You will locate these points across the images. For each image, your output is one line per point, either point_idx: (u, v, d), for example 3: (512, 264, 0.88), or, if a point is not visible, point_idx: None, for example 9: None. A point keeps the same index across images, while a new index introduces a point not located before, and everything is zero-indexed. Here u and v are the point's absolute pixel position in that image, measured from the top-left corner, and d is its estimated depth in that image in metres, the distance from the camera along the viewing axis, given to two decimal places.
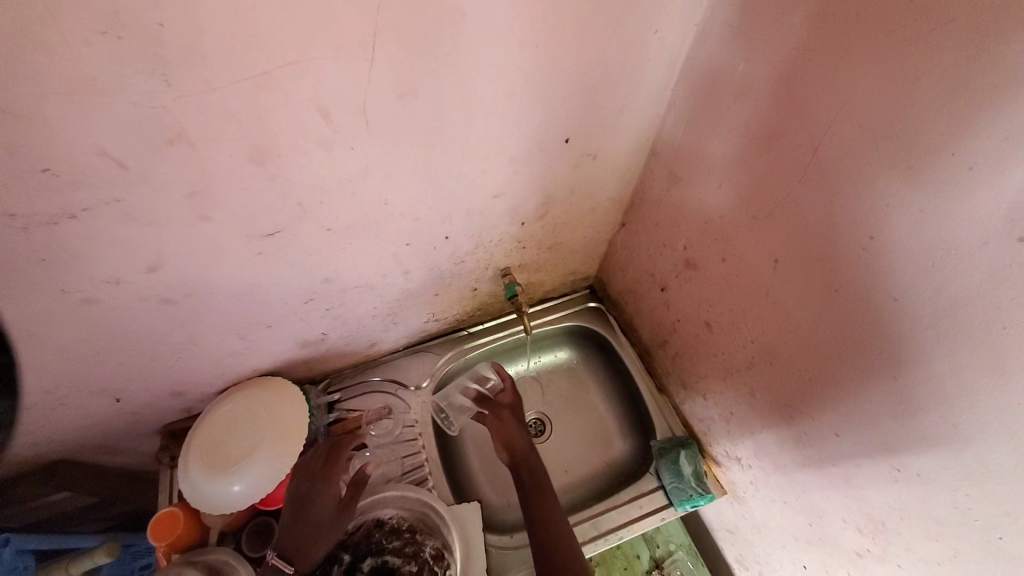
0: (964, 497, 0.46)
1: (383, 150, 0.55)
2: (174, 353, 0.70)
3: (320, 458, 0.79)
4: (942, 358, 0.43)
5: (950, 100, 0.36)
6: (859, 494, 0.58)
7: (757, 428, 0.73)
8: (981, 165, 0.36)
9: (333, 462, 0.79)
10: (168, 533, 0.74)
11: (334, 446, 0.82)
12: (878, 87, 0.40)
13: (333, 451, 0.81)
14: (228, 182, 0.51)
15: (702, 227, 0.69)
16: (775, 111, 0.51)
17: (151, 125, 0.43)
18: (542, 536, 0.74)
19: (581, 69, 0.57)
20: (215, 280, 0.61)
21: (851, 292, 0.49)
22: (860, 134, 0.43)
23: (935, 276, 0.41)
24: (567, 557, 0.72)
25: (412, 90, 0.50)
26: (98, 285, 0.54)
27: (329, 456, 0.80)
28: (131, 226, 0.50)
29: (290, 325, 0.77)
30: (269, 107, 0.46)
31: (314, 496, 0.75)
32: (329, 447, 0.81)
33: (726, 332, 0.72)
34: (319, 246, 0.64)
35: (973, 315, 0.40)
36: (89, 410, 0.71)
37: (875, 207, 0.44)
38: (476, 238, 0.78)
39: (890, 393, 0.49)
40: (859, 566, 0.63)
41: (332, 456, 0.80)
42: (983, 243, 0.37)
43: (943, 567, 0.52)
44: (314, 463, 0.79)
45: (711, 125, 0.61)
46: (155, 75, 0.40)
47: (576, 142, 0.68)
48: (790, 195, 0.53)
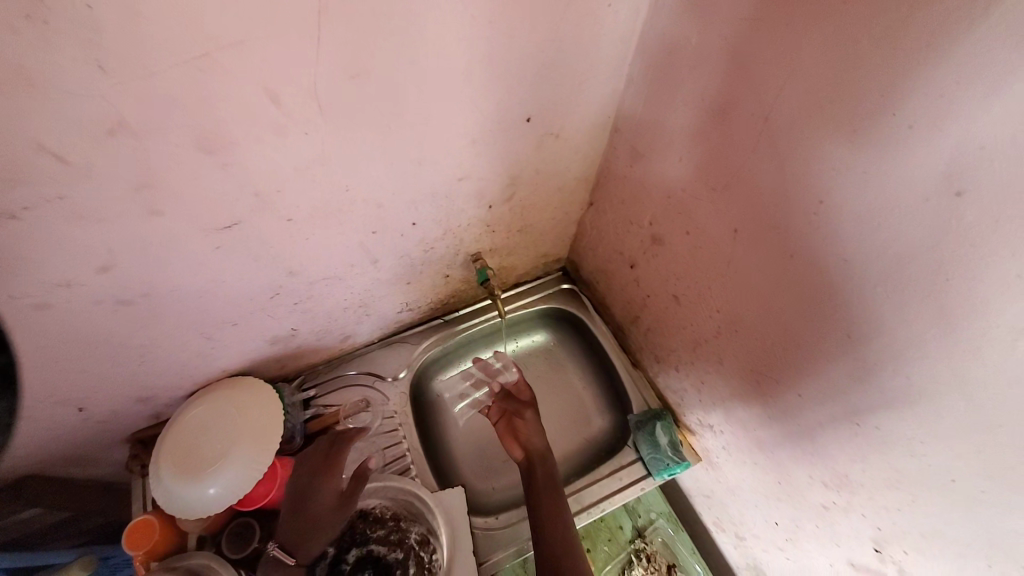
0: (919, 445, 0.49)
1: (340, 135, 0.54)
2: (137, 357, 0.67)
3: (322, 453, 0.80)
4: (891, 312, 0.45)
5: (889, 61, 0.37)
6: (824, 450, 0.61)
7: (727, 395, 0.76)
8: (919, 124, 0.37)
9: (335, 458, 0.80)
10: (145, 541, 0.72)
11: (336, 441, 0.83)
12: (822, 52, 0.41)
13: (335, 446, 0.82)
14: (180, 173, 0.49)
15: (665, 202, 0.71)
16: (728, 81, 0.52)
17: (90, 115, 0.41)
18: (550, 527, 0.74)
19: (538, 46, 0.57)
20: (175, 278, 0.59)
21: (805, 255, 0.51)
22: (808, 99, 0.44)
23: (880, 234, 0.43)
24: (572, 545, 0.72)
25: (365, 70, 0.49)
26: (48, 289, 0.52)
27: (331, 452, 0.81)
28: (79, 224, 0.48)
29: (258, 321, 0.75)
30: (215, 92, 0.44)
31: (313, 491, 0.76)
32: (331, 442, 0.82)
33: (693, 304, 0.74)
34: (282, 237, 0.63)
35: (917, 270, 0.42)
36: (51, 422, 0.68)
37: (824, 171, 0.46)
38: (444, 223, 0.78)
39: (846, 351, 0.51)
40: (826, 519, 0.67)
41: (333, 451, 0.81)
42: (924, 200, 0.39)
43: (902, 513, 0.54)
44: (315, 458, 0.80)
45: (669, 99, 0.62)
46: (90, 61, 0.38)
47: (538, 122, 0.68)
48: (744, 165, 0.54)
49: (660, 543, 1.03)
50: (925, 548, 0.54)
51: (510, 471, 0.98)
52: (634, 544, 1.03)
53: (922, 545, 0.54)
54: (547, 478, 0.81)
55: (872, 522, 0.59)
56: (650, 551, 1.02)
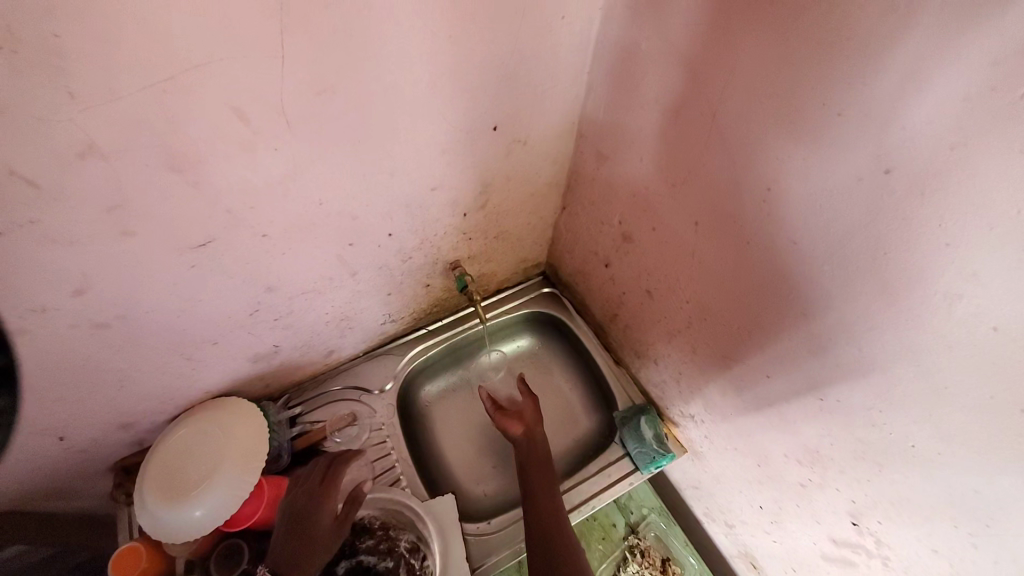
0: (878, 413, 0.51)
1: (309, 150, 0.56)
2: (116, 381, 0.67)
3: (318, 475, 0.78)
4: (840, 288, 0.48)
5: (817, 55, 0.40)
6: (796, 430, 0.63)
7: (704, 384, 0.78)
8: (848, 111, 0.40)
9: (331, 479, 0.77)
10: (131, 568, 0.71)
11: (334, 462, 0.80)
12: (759, 51, 0.44)
13: (332, 468, 0.79)
14: (151, 192, 0.50)
15: (631, 200, 0.73)
16: (678, 82, 0.55)
17: (58, 139, 0.42)
18: (552, 528, 0.74)
19: (498, 57, 0.60)
20: (152, 298, 0.60)
21: (761, 241, 0.54)
22: (749, 95, 0.47)
23: (825, 216, 0.46)
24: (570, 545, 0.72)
25: (331, 86, 0.51)
26: (22, 315, 0.52)
27: (328, 473, 0.78)
28: (52, 248, 0.49)
29: (238, 339, 0.75)
30: (182, 112, 0.46)
31: (310, 512, 0.73)
32: (328, 463, 0.80)
33: (665, 298, 0.76)
34: (258, 253, 0.64)
35: (860, 245, 0.44)
36: (29, 454, 0.68)
37: (768, 160, 0.49)
38: (420, 233, 0.79)
39: (804, 327, 0.54)
40: (805, 497, 0.68)
41: (330, 472, 0.78)
42: (858, 179, 0.42)
43: (872, 482, 0.56)
44: (311, 479, 0.77)
45: (627, 102, 0.65)
46: (57, 87, 0.39)
47: (504, 130, 0.70)
48: (699, 159, 0.57)
49: (652, 538, 1.05)
50: (895, 515, 0.56)
51: (500, 476, 0.98)
52: (628, 540, 1.04)
53: (893, 512, 0.56)
54: (548, 474, 0.82)
55: (847, 496, 0.61)
56: (644, 546, 1.03)
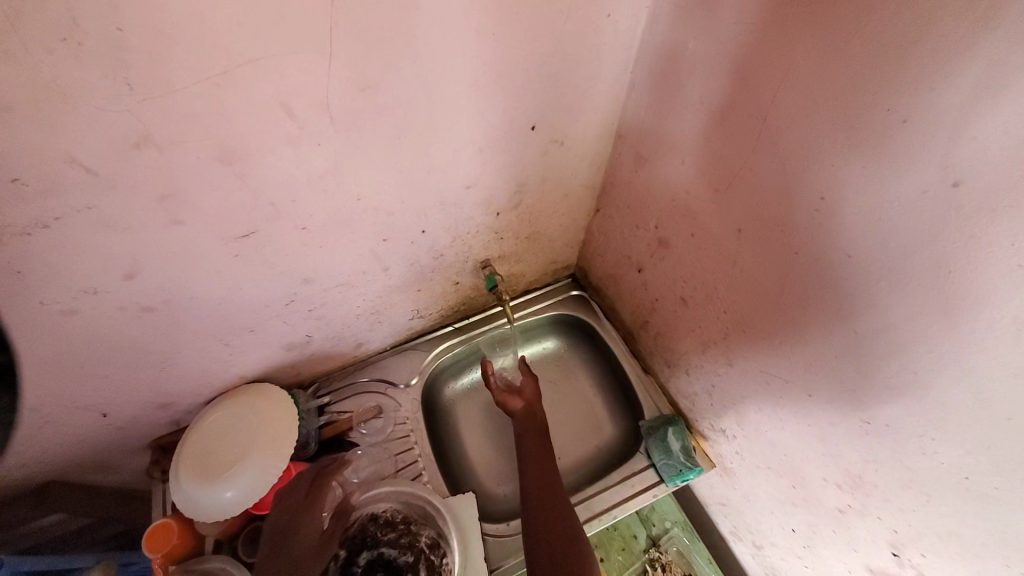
0: (929, 441, 0.48)
1: (351, 146, 0.57)
2: (157, 363, 0.70)
3: (304, 486, 0.77)
4: (894, 306, 0.45)
5: (882, 59, 0.38)
6: (836, 451, 0.60)
7: (738, 398, 0.75)
8: (914, 119, 0.38)
9: (316, 493, 0.77)
10: (164, 543, 0.74)
11: (320, 473, 0.80)
12: (818, 53, 0.42)
13: (318, 479, 0.79)
14: (200, 182, 0.51)
15: (670, 205, 0.71)
16: (727, 84, 0.53)
17: (117, 129, 0.44)
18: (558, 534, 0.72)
19: (540, 57, 0.59)
20: (195, 285, 0.62)
21: (810, 252, 0.52)
22: (804, 99, 0.45)
23: (882, 229, 0.44)
24: (585, 554, 0.71)
25: (375, 83, 0.52)
26: (76, 296, 0.55)
27: (314, 485, 0.77)
28: (105, 233, 0.51)
29: (274, 328, 0.77)
30: (232, 105, 0.47)
31: (295, 528, 0.72)
32: (312, 477, 0.79)
33: (701, 306, 0.74)
34: (296, 245, 0.65)
35: (922, 261, 0.42)
36: (76, 428, 0.71)
37: (822, 169, 0.46)
38: (454, 231, 0.79)
39: (852, 345, 0.51)
40: (842, 523, 0.65)
41: (313, 488, 0.77)
42: (923, 192, 0.39)
43: (918, 513, 0.53)
44: (297, 492, 0.76)
45: (670, 104, 0.63)
46: (117, 79, 0.41)
47: (543, 129, 0.69)
48: (745, 165, 0.55)
49: (675, 552, 1.02)
50: (942, 549, 0.53)
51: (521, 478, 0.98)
52: (649, 553, 1.02)
53: (939, 546, 0.53)
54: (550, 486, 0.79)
55: (889, 525, 0.58)
56: (665, 560, 1.01)
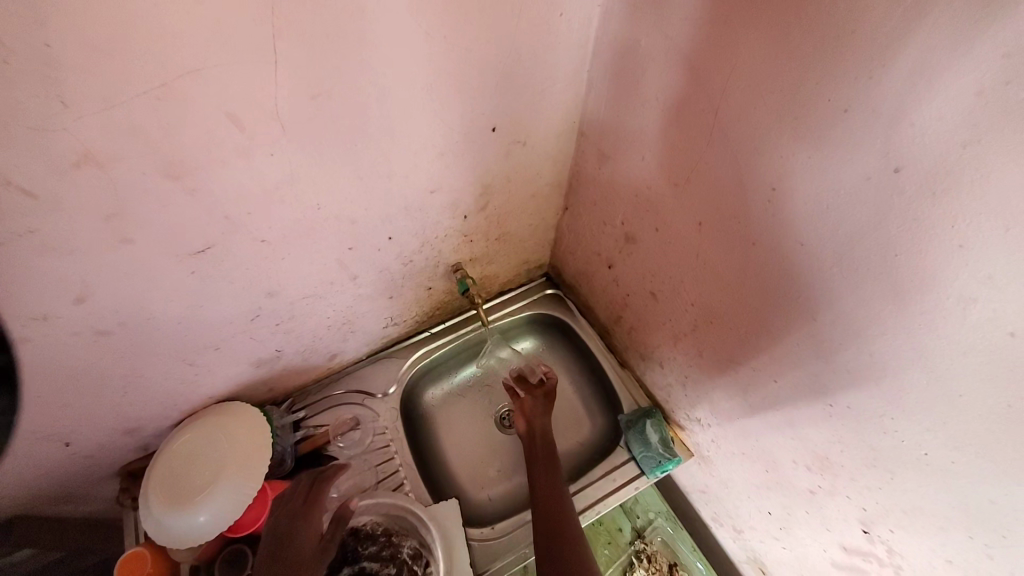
0: (889, 420, 0.49)
1: (306, 155, 0.56)
2: (119, 388, 0.68)
3: (302, 492, 0.75)
4: (848, 290, 0.46)
5: (821, 51, 0.39)
6: (804, 434, 0.62)
7: (710, 387, 0.76)
8: (855, 107, 0.39)
9: (316, 499, 0.74)
10: (137, 573, 0.72)
11: (318, 479, 0.77)
12: (760, 47, 0.43)
13: (317, 484, 0.76)
14: (149, 199, 0.50)
15: (634, 200, 0.72)
16: (680, 78, 0.54)
17: (54, 149, 0.42)
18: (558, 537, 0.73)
19: (495, 58, 0.59)
20: (152, 305, 0.60)
21: (767, 242, 0.52)
22: (751, 91, 0.46)
23: (831, 217, 0.45)
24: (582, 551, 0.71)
25: (327, 91, 0.51)
26: (25, 323, 0.53)
27: (312, 491, 0.75)
28: (51, 257, 0.49)
29: (241, 344, 0.75)
30: (175, 118, 0.45)
31: (294, 534, 0.69)
32: (312, 479, 0.77)
33: (670, 300, 0.75)
34: (257, 258, 0.64)
35: (869, 247, 0.43)
36: (35, 460, 0.68)
37: (773, 160, 0.47)
38: (421, 236, 0.79)
39: (813, 330, 0.52)
40: (814, 504, 0.67)
41: (313, 490, 0.75)
42: (867, 179, 0.41)
43: (884, 490, 0.55)
44: (295, 498, 0.74)
45: (627, 99, 0.63)
46: (50, 97, 0.39)
47: (503, 131, 0.69)
48: (701, 159, 0.56)
49: (659, 543, 1.03)
50: (908, 524, 0.54)
51: (503, 480, 0.98)
52: (634, 545, 1.03)
53: (905, 521, 0.54)
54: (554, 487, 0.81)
55: (857, 503, 0.60)
56: (650, 551, 1.02)
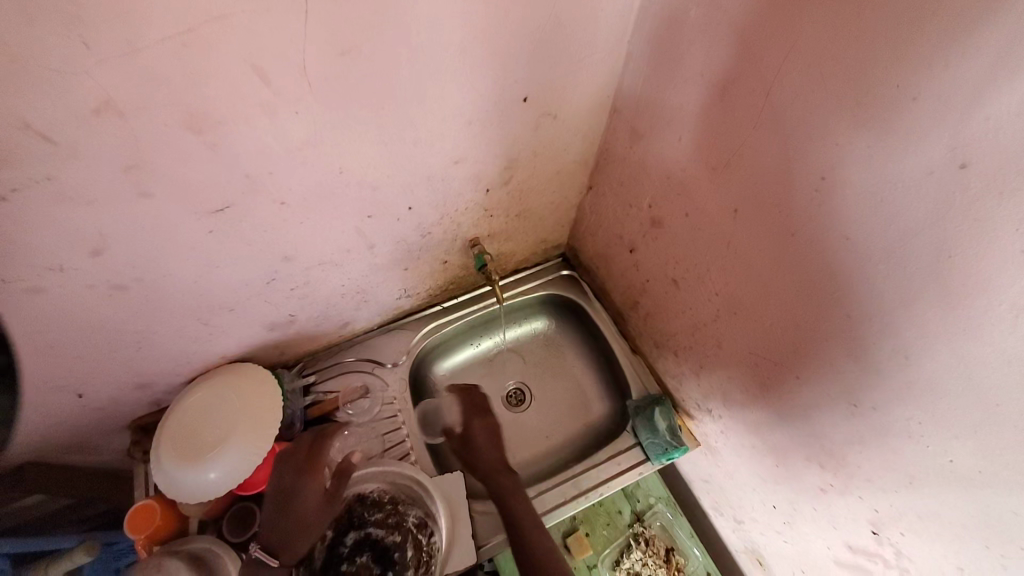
0: (916, 424, 0.48)
1: (332, 116, 0.54)
2: (132, 344, 0.67)
3: (302, 452, 0.78)
4: (891, 290, 0.45)
5: (894, 34, 0.36)
6: (822, 432, 0.61)
7: (725, 378, 0.75)
8: (925, 96, 0.36)
9: (318, 455, 0.78)
10: (146, 526, 0.73)
11: (319, 437, 0.81)
12: (826, 25, 0.40)
13: (317, 443, 0.80)
14: (169, 152, 0.48)
15: (665, 183, 0.69)
16: (730, 54, 0.51)
17: (73, 93, 0.40)
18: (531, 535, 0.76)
19: (534, 22, 0.56)
20: (169, 262, 0.59)
21: (808, 234, 0.50)
22: (809, 72, 0.43)
23: (884, 211, 0.42)
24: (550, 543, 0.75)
25: (358, 47, 0.48)
26: (40, 273, 0.52)
27: (314, 448, 0.79)
28: (68, 207, 0.48)
29: (255, 307, 0.75)
30: (200, 67, 0.43)
31: (298, 491, 0.74)
32: (313, 437, 0.81)
33: (693, 288, 0.73)
34: (275, 220, 0.62)
35: (921, 243, 0.41)
36: (49, 408, 0.69)
37: (825, 147, 0.45)
38: (441, 208, 0.77)
39: (846, 328, 0.51)
40: (823, 501, 0.67)
41: (315, 449, 0.79)
42: (929, 173, 0.38)
43: (900, 493, 0.54)
44: (296, 457, 0.77)
45: (668, 76, 0.61)
46: (72, 37, 0.37)
47: (535, 102, 0.67)
48: (745, 143, 0.53)
49: (658, 527, 1.04)
50: (921, 529, 0.54)
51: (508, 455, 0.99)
52: (633, 528, 1.04)
53: (918, 525, 0.54)
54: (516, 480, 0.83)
55: (870, 504, 0.59)
56: (649, 535, 1.03)
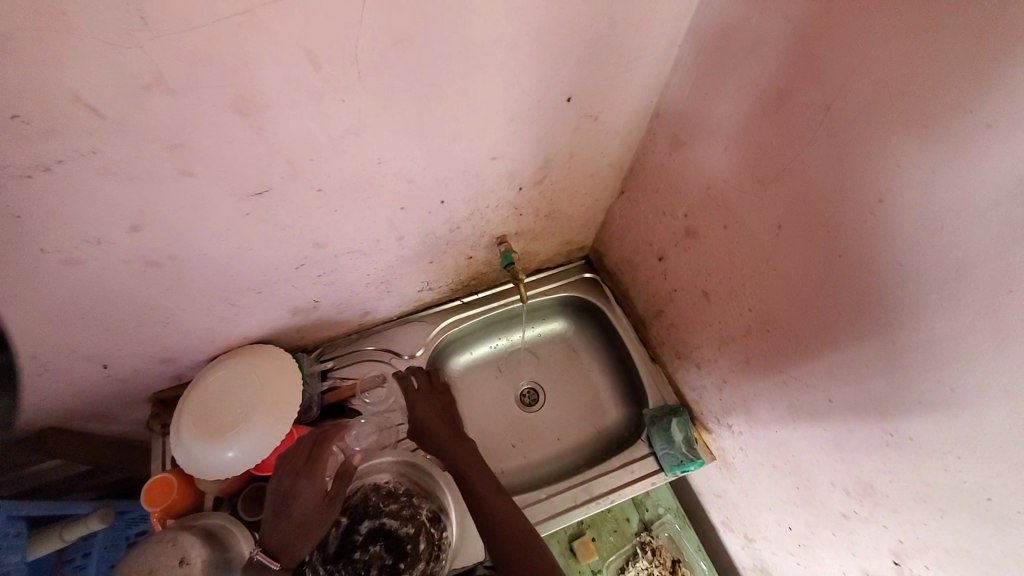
0: (955, 459, 0.47)
1: (377, 105, 0.53)
2: (161, 319, 0.68)
3: (304, 450, 0.73)
4: (942, 320, 0.43)
5: (971, 56, 0.35)
6: (850, 458, 0.60)
7: (749, 394, 0.74)
8: (1000, 124, 0.35)
9: (320, 455, 0.73)
10: (162, 499, 0.74)
11: (320, 437, 0.74)
12: (899, 42, 0.39)
13: (319, 442, 0.74)
14: (213, 133, 0.48)
15: (704, 193, 0.68)
16: (788, 65, 0.49)
17: (125, 67, 0.40)
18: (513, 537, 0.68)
19: (586, 21, 0.55)
20: (202, 242, 0.59)
21: (856, 256, 0.49)
22: (875, 90, 0.42)
23: (943, 239, 0.41)
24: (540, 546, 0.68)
25: (409, 36, 0.48)
26: (78, 245, 0.52)
27: (315, 448, 0.73)
28: (111, 181, 0.48)
29: (282, 291, 0.75)
30: (252, 49, 0.43)
31: (298, 492, 0.69)
32: (314, 436, 0.74)
33: (723, 300, 0.72)
34: (309, 206, 0.62)
35: (980, 275, 0.39)
36: (75, 376, 0.69)
37: (884, 168, 0.43)
38: (473, 204, 0.76)
39: (888, 355, 0.49)
40: (843, 527, 0.65)
41: (316, 449, 0.73)
42: (995, 205, 0.37)
43: (929, 528, 0.53)
44: (298, 455, 0.72)
45: (717, 83, 0.59)
46: (130, 11, 0.37)
47: (577, 102, 0.66)
48: (797, 157, 0.52)
49: (665, 537, 1.03)
50: (948, 565, 0.52)
51: (519, 454, 0.99)
52: (640, 536, 1.03)
53: (945, 561, 0.52)
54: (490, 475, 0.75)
55: (894, 534, 0.57)
56: (655, 544, 1.02)
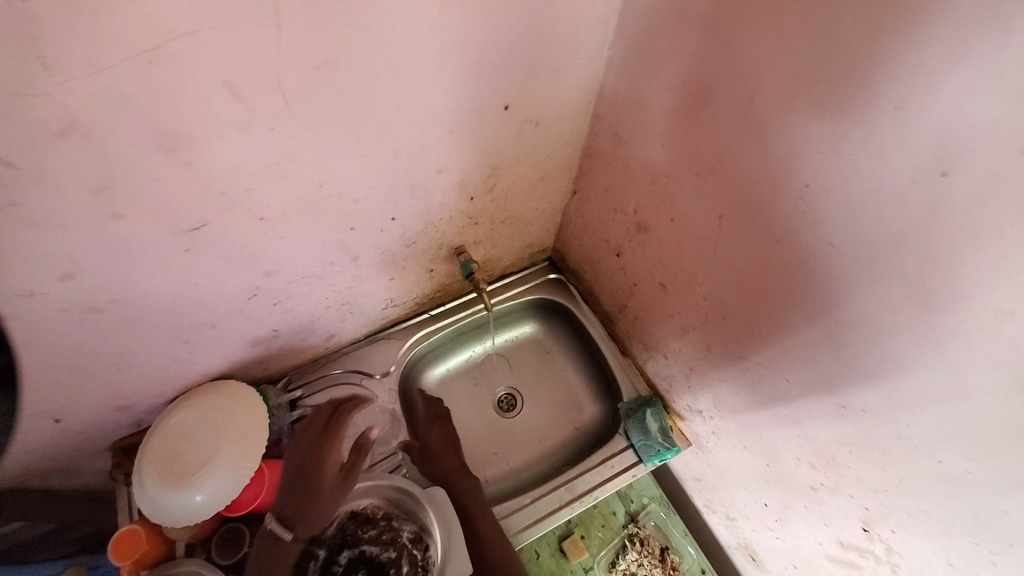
0: (904, 426, 0.49)
1: (310, 129, 0.52)
2: (110, 366, 0.65)
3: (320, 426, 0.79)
4: (876, 295, 0.45)
5: (874, 45, 0.36)
6: (811, 433, 0.61)
7: (714, 378, 0.76)
8: (907, 106, 0.37)
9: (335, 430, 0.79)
10: (132, 551, 0.71)
11: (336, 414, 0.81)
12: (806, 37, 0.40)
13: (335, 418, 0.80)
14: (140, 173, 0.47)
15: (649, 189, 0.69)
16: (710, 62, 0.51)
17: (32, 115, 0.38)
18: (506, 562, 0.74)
19: (513, 30, 0.55)
20: (145, 283, 0.57)
21: (794, 240, 0.50)
22: (791, 81, 0.43)
23: (869, 218, 0.43)
24: None
25: (333, 59, 0.47)
26: (9, 299, 0.50)
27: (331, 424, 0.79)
28: (35, 231, 0.46)
29: (237, 323, 0.73)
30: (169, 85, 0.42)
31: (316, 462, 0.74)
32: (331, 415, 0.81)
33: (680, 291, 0.73)
34: (254, 236, 0.61)
35: (906, 252, 0.41)
36: (24, 435, 0.66)
37: (808, 154, 0.45)
38: (425, 218, 0.76)
39: (834, 332, 0.51)
40: (814, 500, 0.67)
41: (332, 423, 0.79)
42: (911, 182, 0.39)
43: (889, 492, 0.55)
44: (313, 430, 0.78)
45: (650, 81, 0.60)
46: (30, 59, 0.36)
47: (515, 109, 0.66)
48: (727, 149, 0.53)
49: (653, 526, 1.04)
50: (911, 527, 0.54)
51: (499, 462, 0.99)
52: (628, 528, 1.04)
53: (908, 524, 0.54)
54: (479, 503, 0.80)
55: (860, 503, 0.59)
56: (643, 535, 1.03)
